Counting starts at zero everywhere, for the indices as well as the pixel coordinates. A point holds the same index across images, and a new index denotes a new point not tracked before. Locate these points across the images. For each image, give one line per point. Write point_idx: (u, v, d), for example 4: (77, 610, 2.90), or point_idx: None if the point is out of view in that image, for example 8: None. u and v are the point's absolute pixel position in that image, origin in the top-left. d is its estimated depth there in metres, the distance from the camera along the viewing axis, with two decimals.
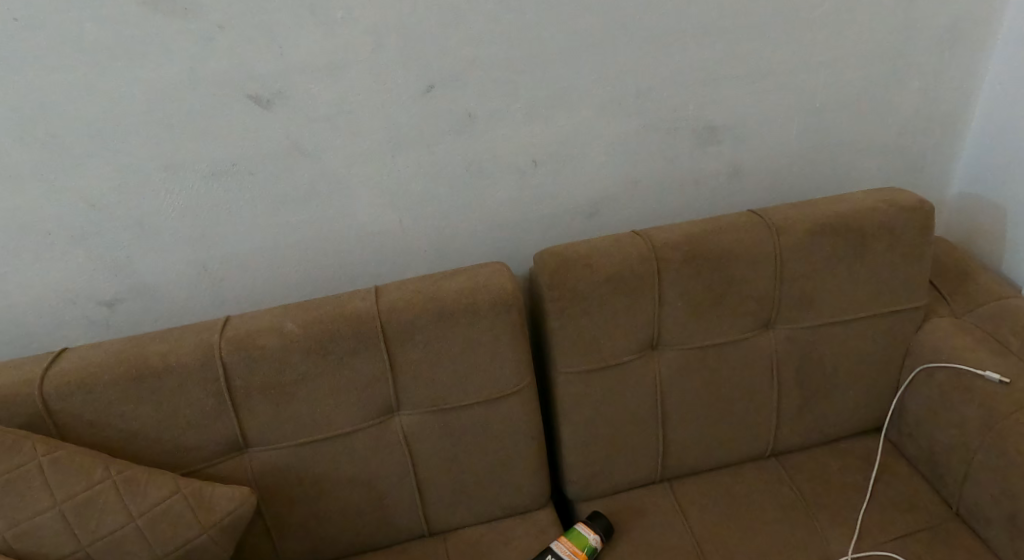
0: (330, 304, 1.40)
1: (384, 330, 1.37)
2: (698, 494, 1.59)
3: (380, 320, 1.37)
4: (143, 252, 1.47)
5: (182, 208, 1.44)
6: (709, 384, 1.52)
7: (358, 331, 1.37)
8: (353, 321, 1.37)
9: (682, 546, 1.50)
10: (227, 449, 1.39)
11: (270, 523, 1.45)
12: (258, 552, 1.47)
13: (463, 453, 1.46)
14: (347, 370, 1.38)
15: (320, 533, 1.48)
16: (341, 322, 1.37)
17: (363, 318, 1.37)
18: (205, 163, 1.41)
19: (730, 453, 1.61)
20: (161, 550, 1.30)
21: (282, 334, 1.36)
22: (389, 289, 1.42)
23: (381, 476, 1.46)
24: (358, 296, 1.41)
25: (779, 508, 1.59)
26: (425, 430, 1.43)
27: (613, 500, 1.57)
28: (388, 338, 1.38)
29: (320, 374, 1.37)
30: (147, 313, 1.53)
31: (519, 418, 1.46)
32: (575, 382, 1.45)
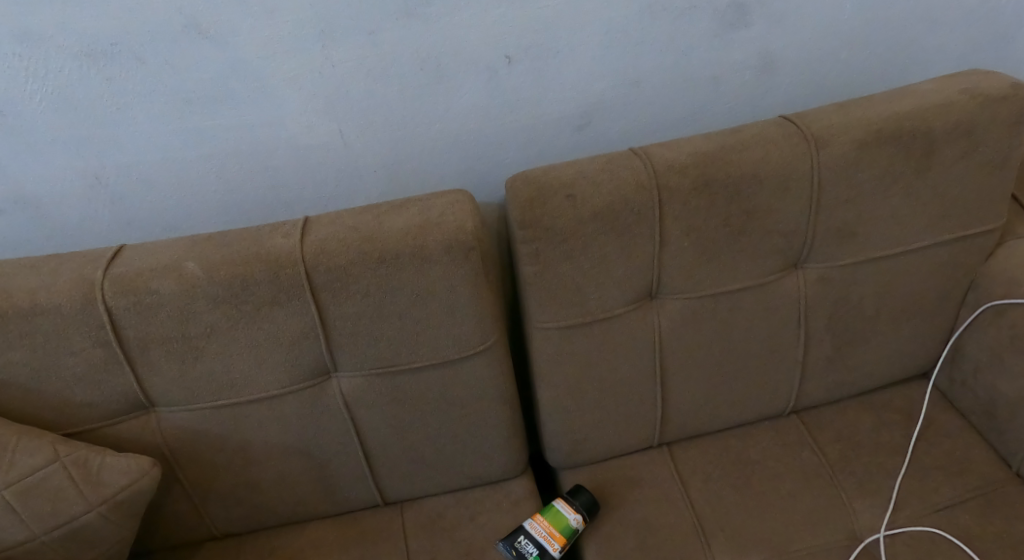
0: (244, 247, 1.08)
1: (309, 281, 1.07)
2: (701, 461, 1.38)
3: (304, 267, 1.06)
4: (13, 152, 1.16)
5: (53, 101, 1.12)
6: (720, 336, 1.24)
7: (278, 281, 1.07)
8: (270, 266, 1.06)
9: (677, 526, 1.30)
10: (131, 407, 1.15)
11: (193, 490, 1.24)
12: (182, 518, 1.27)
13: (419, 418, 1.21)
14: (266, 325, 1.09)
15: (254, 501, 1.27)
16: (254, 263, 1.06)
17: (283, 261, 1.06)
18: (73, 39, 1.08)
19: (744, 412, 1.35)
20: (39, 528, 1.09)
21: (181, 279, 1.06)
22: (319, 224, 1.10)
23: (321, 445, 1.22)
24: (281, 231, 1.10)
25: (798, 477, 1.36)
26: (370, 396, 1.18)
27: (603, 469, 1.38)
28: (314, 290, 1.07)
29: (234, 329, 1.09)
30: (32, 229, 1.25)
31: (485, 378, 1.19)
32: (555, 339, 1.18)
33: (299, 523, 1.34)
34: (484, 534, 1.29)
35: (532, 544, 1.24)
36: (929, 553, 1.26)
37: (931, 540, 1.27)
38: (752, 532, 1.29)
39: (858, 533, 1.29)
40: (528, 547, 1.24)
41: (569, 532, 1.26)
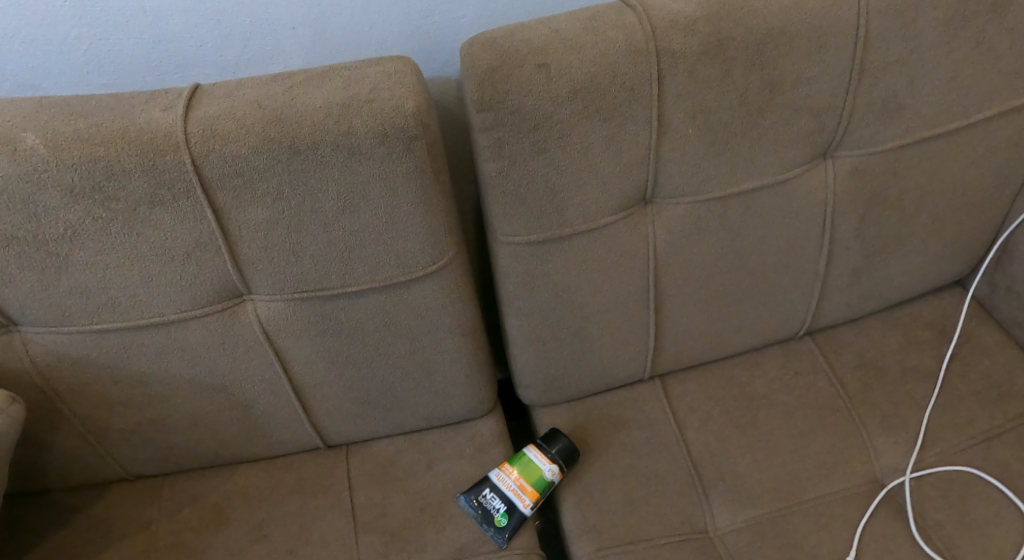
0: (110, 121, 0.81)
1: (200, 178, 0.82)
2: (699, 396, 1.22)
3: (190, 160, 0.81)
4: None
5: None
6: (727, 247, 1.02)
7: (156, 173, 0.81)
8: (144, 149, 0.80)
9: (672, 475, 1.16)
10: None
11: (88, 428, 1.03)
12: (81, 459, 1.07)
13: (359, 348, 1.00)
14: (147, 230, 0.85)
15: (168, 443, 1.07)
16: (122, 141, 0.80)
17: (161, 144, 0.80)
18: None
19: (747, 336, 1.17)
20: None
21: (19, 155, 0.79)
22: (211, 96, 0.83)
23: (241, 382, 1.01)
24: (157, 102, 0.83)
25: (809, 413, 1.20)
26: (294, 326, 0.96)
27: (584, 407, 1.22)
28: (207, 191, 0.83)
29: (103, 232, 0.84)
30: None
31: (438, 300, 0.97)
32: (524, 258, 0.96)
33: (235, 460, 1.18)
34: (441, 486, 1.17)
35: (499, 499, 1.12)
36: (963, 495, 1.11)
37: (963, 482, 1.13)
38: (757, 481, 1.15)
39: (880, 477, 1.15)
40: (495, 503, 1.12)
41: (540, 486, 1.13)
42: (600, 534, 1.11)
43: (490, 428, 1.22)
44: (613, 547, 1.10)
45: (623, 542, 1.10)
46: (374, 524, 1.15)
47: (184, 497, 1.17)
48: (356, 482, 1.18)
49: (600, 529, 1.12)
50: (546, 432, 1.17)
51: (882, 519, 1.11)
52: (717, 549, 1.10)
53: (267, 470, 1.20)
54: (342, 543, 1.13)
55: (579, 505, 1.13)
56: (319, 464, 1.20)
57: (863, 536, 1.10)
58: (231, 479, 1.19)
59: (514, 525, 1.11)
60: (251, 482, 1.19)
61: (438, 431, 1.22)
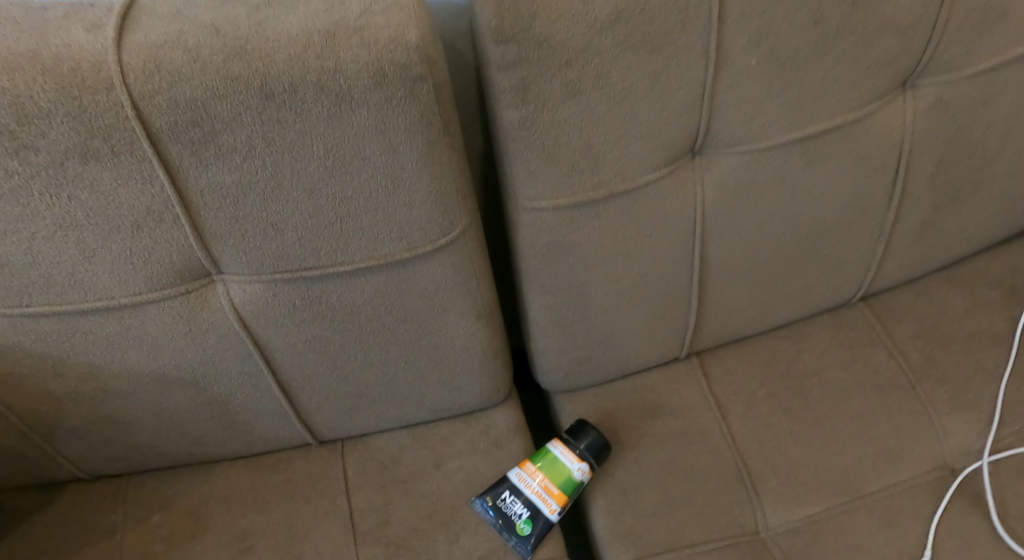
0: (17, 45, 0.63)
1: (143, 126, 0.65)
2: (743, 376, 1.07)
3: (129, 102, 0.64)
4: None
5: None
6: (784, 204, 0.86)
7: (83, 118, 0.64)
8: (63, 84, 0.63)
9: (716, 469, 1.01)
10: None
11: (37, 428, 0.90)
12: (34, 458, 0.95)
13: (353, 335, 0.86)
14: (80, 193, 0.68)
15: (132, 441, 0.95)
16: (34, 71, 0.62)
17: (88, 78, 0.63)
18: None
19: (799, 305, 1.02)
20: None
21: None
22: (153, 17, 0.66)
23: (217, 375, 0.87)
24: (80, 22, 0.65)
25: (868, 391, 1.05)
26: (276, 313, 0.81)
27: (613, 392, 1.06)
28: (155, 143, 0.66)
29: (21, 193, 0.67)
30: None
31: (445, 279, 0.83)
32: (552, 226, 0.81)
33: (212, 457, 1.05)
34: (452, 488, 1.03)
35: (522, 502, 0.98)
36: None
37: None
38: (812, 473, 1.01)
39: (949, 462, 1.01)
40: (517, 508, 0.98)
41: (569, 488, 0.98)
42: (638, 540, 0.97)
43: (506, 419, 1.07)
44: (654, 555, 0.96)
45: (665, 550, 0.96)
46: (377, 533, 1.00)
47: (155, 503, 1.03)
48: (354, 484, 1.04)
49: (638, 535, 0.98)
50: (572, 425, 1.02)
51: (956, 511, 0.97)
52: (772, 554, 0.96)
53: (251, 471, 1.05)
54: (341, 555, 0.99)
55: (613, 508, 0.99)
56: (311, 465, 1.06)
57: (937, 532, 0.96)
58: (209, 480, 1.05)
59: (540, 532, 0.97)
60: (233, 486, 1.04)
61: (445, 423, 1.07)
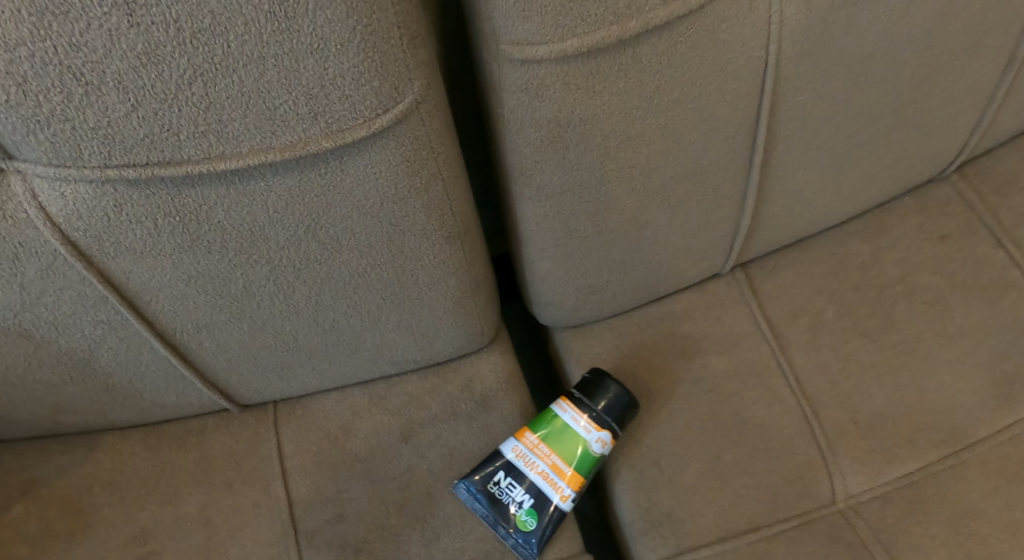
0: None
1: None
2: (807, 292, 0.79)
3: None
4: None
5: None
6: (891, 32, 0.58)
7: None
8: None
9: (779, 423, 0.74)
10: None
11: None
12: None
13: (263, 271, 0.59)
14: None
15: None
16: None
17: None
18: None
19: (884, 187, 0.74)
20: None
21: None
22: None
23: (65, 325, 0.60)
24: None
25: (972, 300, 0.77)
26: (129, 236, 0.53)
27: (636, 325, 0.79)
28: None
29: None
30: None
31: (392, 186, 0.54)
32: (553, 83, 0.53)
33: (94, 435, 0.77)
34: (427, 464, 0.76)
35: (523, 488, 0.72)
36: None
37: None
38: (904, 419, 0.74)
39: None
40: (518, 496, 0.72)
41: (586, 466, 0.72)
42: (679, 527, 0.72)
43: (496, 369, 0.79)
44: (703, 547, 0.71)
45: (716, 540, 0.71)
46: (327, 534, 0.74)
47: (15, 488, 0.75)
48: (292, 467, 0.76)
49: (679, 520, 0.72)
50: (584, 378, 0.75)
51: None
52: (859, 531, 0.70)
53: (149, 448, 0.77)
54: None
55: (644, 487, 0.74)
56: (233, 440, 0.77)
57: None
58: (91, 458, 0.76)
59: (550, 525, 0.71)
60: (123, 469, 0.76)
61: (411, 377, 0.79)
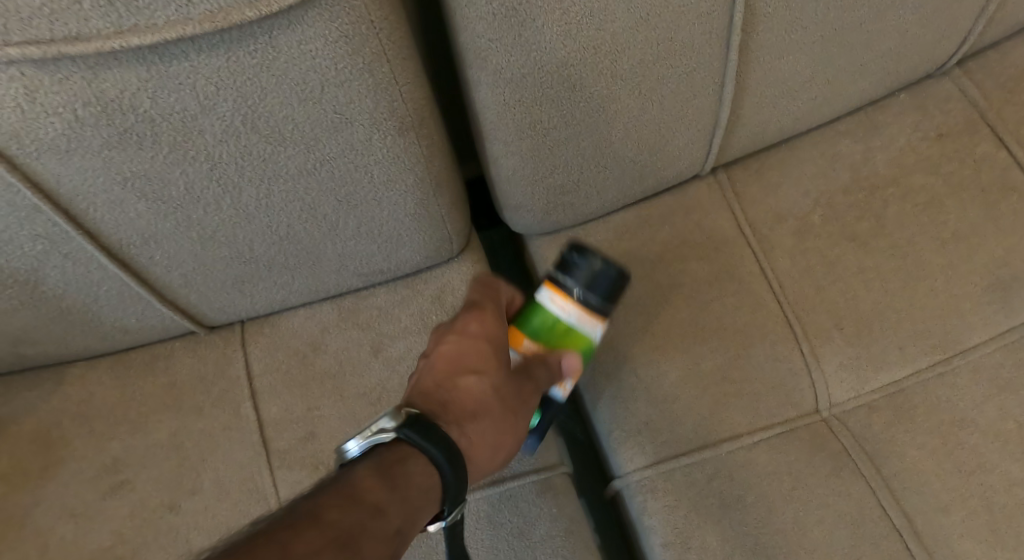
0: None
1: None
2: (791, 194, 0.74)
3: None
4: None
5: None
6: None
7: None
8: None
9: (761, 330, 0.71)
10: None
11: None
12: None
13: (205, 171, 0.55)
14: None
15: None
16: None
17: None
18: None
19: (881, 78, 0.68)
20: None
21: None
22: None
23: (4, 243, 0.56)
24: None
25: (969, 203, 0.71)
26: (49, 131, 0.49)
27: (612, 232, 0.75)
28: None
29: None
30: None
31: (333, 65, 0.50)
32: None
33: (55, 367, 0.74)
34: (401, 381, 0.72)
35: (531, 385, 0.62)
36: None
37: None
38: (892, 324, 0.69)
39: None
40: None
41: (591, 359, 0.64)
42: (657, 435, 0.69)
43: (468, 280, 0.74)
44: (682, 456, 0.68)
45: (695, 448, 0.68)
46: (299, 453, 0.70)
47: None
48: (262, 387, 0.72)
49: (658, 428, 0.69)
50: (566, 258, 0.62)
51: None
52: (842, 441, 0.67)
53: (113, 376, 0.73)
54: (248, 484, 0.69)
55: (621, 397, 0.71)
56: (201, 363, 0.73)
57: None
58: (59, 393, 0.73)
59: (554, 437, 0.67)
60: (87, 400, 0.72)
61: (381, 289, 0.75)
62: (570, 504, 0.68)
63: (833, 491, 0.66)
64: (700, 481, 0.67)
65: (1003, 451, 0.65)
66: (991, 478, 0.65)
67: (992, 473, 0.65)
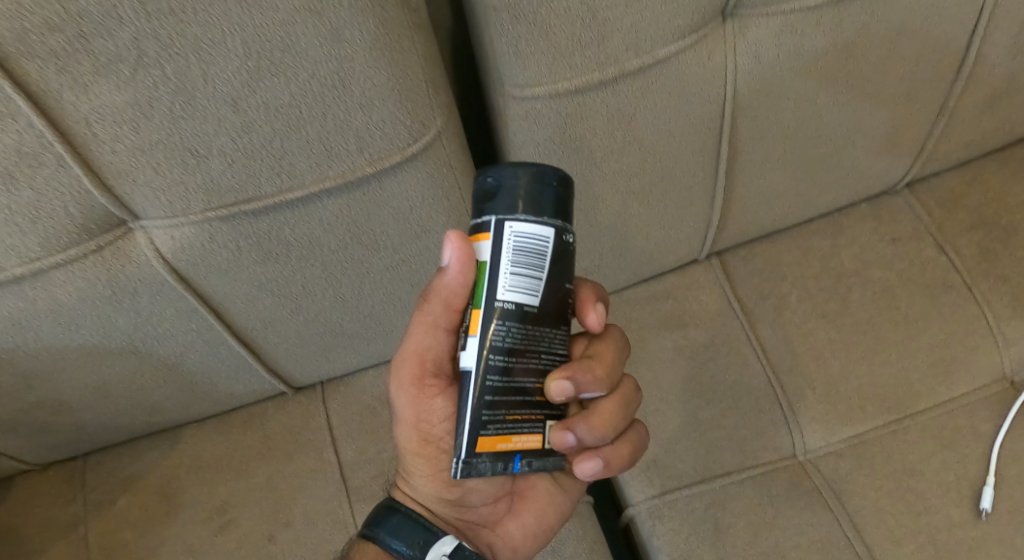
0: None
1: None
2: (772, 276, 0.91)
3: None
4: None
5: None
6: (827, 81, 0.68)
7: None
8: None
9: (749, 387, 0.86)
10: None
11: None
12: None
13: (317, 272, 0.70)
14: None
15: (72, 423, 0.78)
16: None
17: None
18: None
19: (843, 194, 0.83)
20: None
21: None
22: None
23: (167, 338, 0.70)
24: None
25: (917, 294, 0.87)
26: (217, 260, 0.63)
27: (627, 308, 0.92)
28: (5, 64, 0.47)
29: None
30: None
31: (419, 196, 0.67)
32: (548, 111, 0.65)
33: (172, 429, 0.87)
34: None
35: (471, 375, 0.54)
36: None
37: None
38: (855, 386, 0.84)
39: (1009, 374, 0.83)
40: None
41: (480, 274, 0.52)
42: (664, 471, 0.84)
43: None
44: (688, 486, 0.83)
45: (694, 481, 0.83)
46: (373, 488, 0.84)
47: (117, 482, 0.85)
48: (341, 434, 0.87)
49: (664, 465, 0.84)
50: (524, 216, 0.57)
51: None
52: (814, 481, 0.81)
53: (221, 435, 0.87)
54: (332, 517, 0.83)
55: None
56: (288, 417, 0.88)
57: (1000, 458, 0.79)
58: (176, 450, 0.87)
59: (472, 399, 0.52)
60: (200, 457, 0.86)
61: None
62: (593, 530, 0.84)
63: (805, 522, 0.80)
64: (699, 508, 0.82)
65: (944, 496, 0.78)
66: (936, 518, 0.78)
67: (936, 514, 0.78)
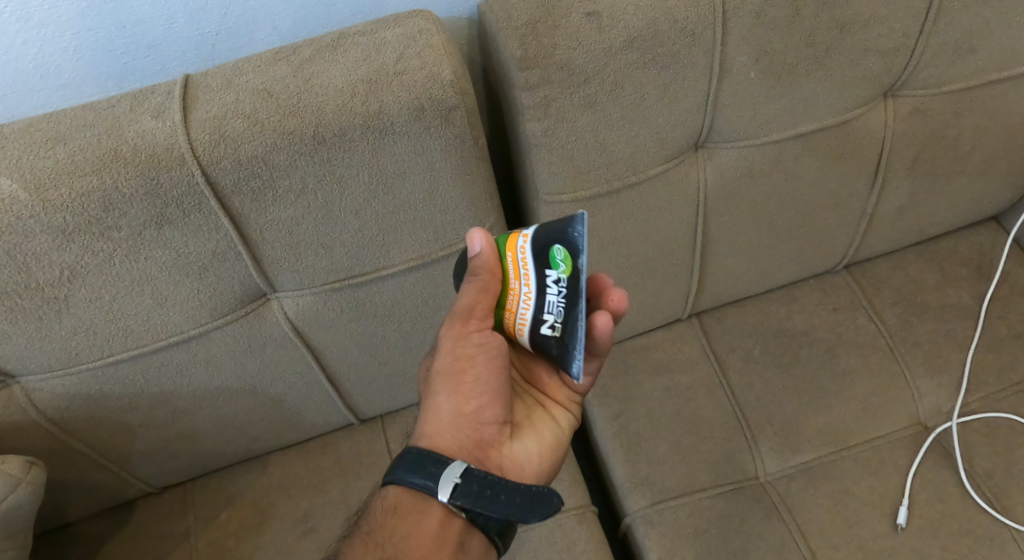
0: (95, 141, 0.68)
1: (212, 188, 0.69)
2: (739, 334, 1.14)
3: (191, 156, 0.68)
4: None
5: None
6: (775, 195, 0.93)
7: (160, 192, 0.68)
8: (143, 168, 0.68)
9: (720, 421, 1.08)
10: None
11: (106, 457, 0.91)
12: (99, 486, 0.95)
13: (394, 333, 0.90)
14: (157, 252, 0.72)
15: (192, 450, 0.96)
16: (118, 167, 0.68)
17: (163, 158, 0.68)
18: None
19: (795, 273, 1.07)
20: None
21: None
22: (206, 92, 0.71)
23: (279, 379, 0.90)
24: (147, 110, 0.70)
25: (852, 353, 1.10)
26: (325, 317, 0.84)
27: (626, 359, 1.14)
28: (222, 200, 0.70)
29: (91, 252, 0.71)
30: None
31: None
32: (571, 215, 0.87)
33: (260, 455, 1.06)
34: None
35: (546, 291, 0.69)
36: (1010, 443, 1.02)
37: (1011, 431, 1.03)
38: (804, 425, 1.07)
39: (923, 419, 1.06)
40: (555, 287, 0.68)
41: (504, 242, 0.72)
42: (652, 486, 1.06)
43: None
44: (670, 499, 1.04)
45: (676, 495, 1.04)
46: None
47: (220, 500, 1.03)
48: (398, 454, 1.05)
49: (654, 482, 1.06)
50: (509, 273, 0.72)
51: (931, 464, 1.02)
52: (771, 497, 1.03)
53: (300, 456, 1.06)
54: None
55: (629, 460, 1.08)
56: (356, 443, 1.06)
57: (913, 485, 1.01)
58: (265, 472, 1.05)
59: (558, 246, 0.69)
60: (283, 476, 1.04)
61: None
62: None
63: (763, 532, 1.01)
64: (680, 517, 1.03)
65: (871, 514, 1.00)
66: (865, 531, 0.99)
67: (866, 527, 0.99)
